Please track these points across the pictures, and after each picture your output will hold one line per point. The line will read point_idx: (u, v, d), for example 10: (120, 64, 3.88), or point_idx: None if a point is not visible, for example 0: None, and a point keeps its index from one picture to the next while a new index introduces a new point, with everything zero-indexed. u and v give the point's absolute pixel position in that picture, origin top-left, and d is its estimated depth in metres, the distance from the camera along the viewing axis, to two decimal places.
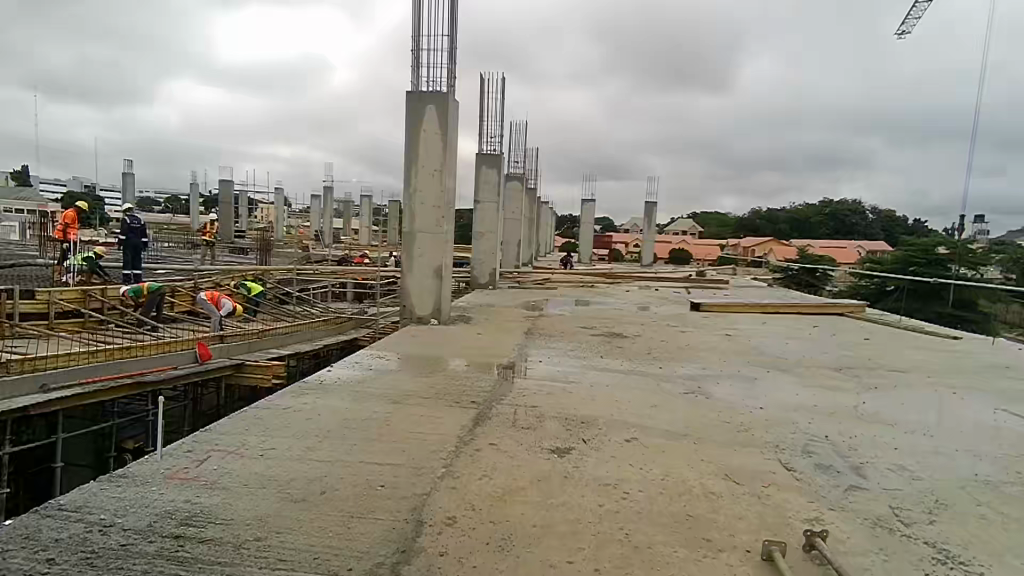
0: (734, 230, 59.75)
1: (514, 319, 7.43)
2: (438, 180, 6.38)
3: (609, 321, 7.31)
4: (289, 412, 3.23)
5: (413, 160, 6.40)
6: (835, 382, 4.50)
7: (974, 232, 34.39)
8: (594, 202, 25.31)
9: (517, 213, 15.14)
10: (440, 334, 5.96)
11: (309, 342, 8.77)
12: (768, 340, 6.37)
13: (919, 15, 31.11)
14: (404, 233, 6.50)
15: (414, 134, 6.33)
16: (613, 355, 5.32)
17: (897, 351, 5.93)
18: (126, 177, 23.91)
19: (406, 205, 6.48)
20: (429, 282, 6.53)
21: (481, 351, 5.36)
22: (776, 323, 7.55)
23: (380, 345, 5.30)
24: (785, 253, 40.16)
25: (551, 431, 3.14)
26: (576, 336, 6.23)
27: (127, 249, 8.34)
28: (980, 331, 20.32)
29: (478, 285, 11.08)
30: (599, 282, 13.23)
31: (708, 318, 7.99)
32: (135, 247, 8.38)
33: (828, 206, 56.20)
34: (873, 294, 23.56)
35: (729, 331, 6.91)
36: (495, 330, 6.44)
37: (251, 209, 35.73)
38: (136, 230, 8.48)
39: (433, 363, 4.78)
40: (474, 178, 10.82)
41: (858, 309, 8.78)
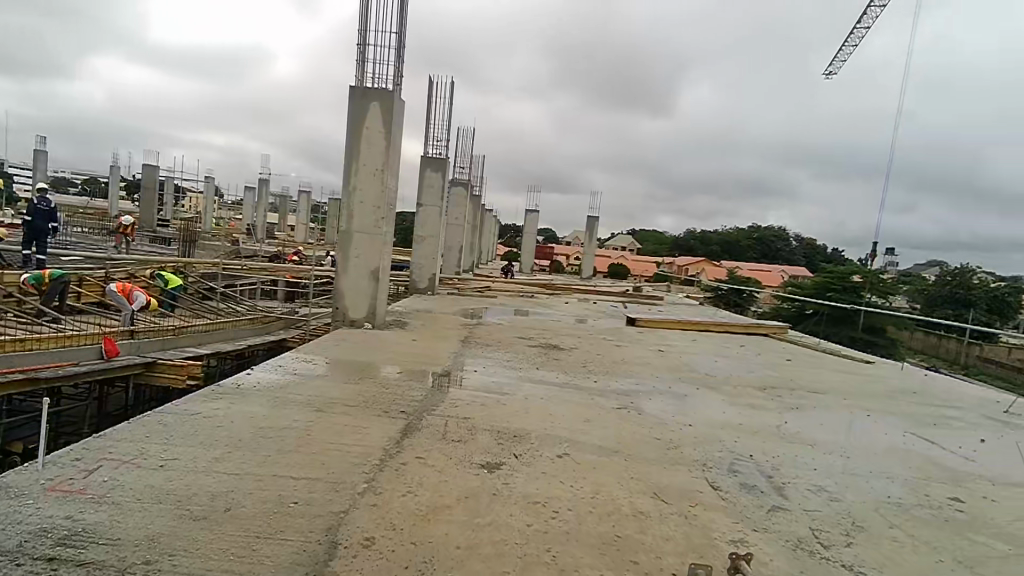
0: (670, 248, 61.83)
1: (451, 326, 7.28)
2: (379, 180, 6.18)
3: (546, 332, 7.29)
4: (199, 419, 2.98)
5: (354, 157, 6.17)
6: (761, 401, 4.64)
7: (885, 264, 37.05)
8: (537, 213, 25.50)
9: (460, 219, 15.01)
10: (372, 339, 5.75)
11: (231, 341, 8.29)
12: (699, 357, 6.52)
13: (845, 58, 33.37)
14: (341, 233, 6.25)
15: (356, 130, 6.12)
16: (549, 367, 5.28)
17: (817, 373, 6.20)
18: (37, 153, 22.07)
19: (345, 203, 6.24)
20: (364, 285, 6.30)
21: (415, 358, 5.20)
22: (707, 341, 7.77)
23: (307, 348, 5.04)
24: (716, 273, 41.89)
25: (482, 444, 3.04)
26: (513, 346, 6.16)
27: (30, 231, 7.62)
28: (887, 355, 21.82)
29: (416, 290, 10.85)
30: (539, 293, 13.27)
31: (642, 333, 8.13)
32: (40, 231, 7.65)
33: (757, 231, 59.13)
34: (795, 316, 24.88)
35: (663, 347, 7.04)
36: (430, 336, 6.29)
37: (178, 197, 33.82)
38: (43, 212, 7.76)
39: (362, 369, 4.58)
40: (417, 180, 10.62)
41: (781, 331, 9.18)
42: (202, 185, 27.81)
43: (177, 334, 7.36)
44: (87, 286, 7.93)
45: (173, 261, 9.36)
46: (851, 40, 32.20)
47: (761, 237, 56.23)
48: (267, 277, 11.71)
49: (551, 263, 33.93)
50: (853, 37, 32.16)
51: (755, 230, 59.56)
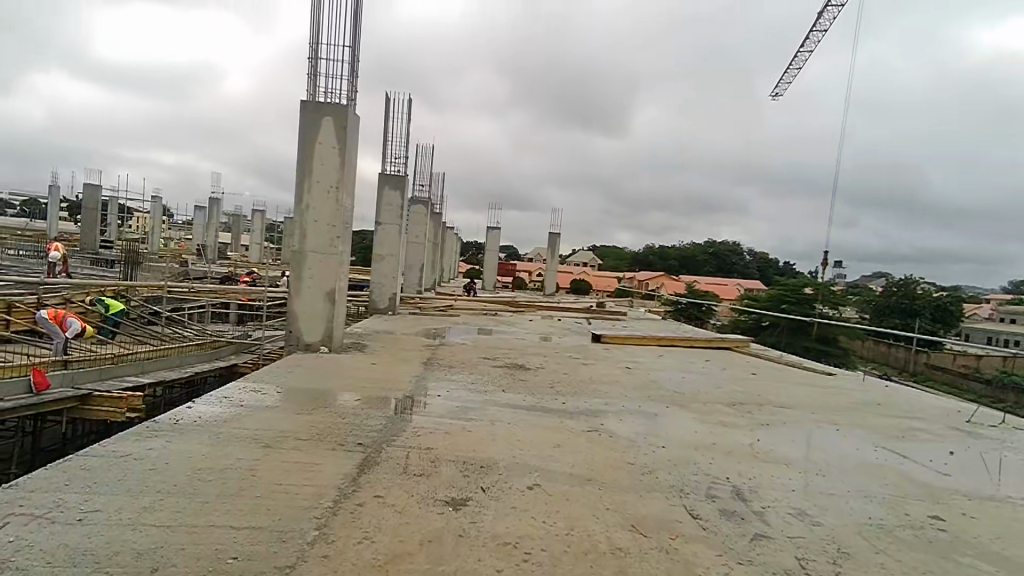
0: (629, 264, 62.74)
1: (413, 348, 7.02)
2: (334, 197, 5.95)
3: (511, 352, 7.11)
4: (128, 461, 2.67)
5: (306, 174, 5.94)
6: (731, 419, 4.56)
7: (834, 276, 38.45)
8: (498, 231, 25.44)
9: (420, 238, 14.76)
10: (328, 364, 5.45)
11: (177, 369, 7.80)
12: (666, 374, 6.45)
13: (790, 80, 34.79)
14: (294, 252, 5.97)
15: (309, 146, 5.90)
16: (516, 389, 5.09)
17: (782, 387, 6.20)
18: None
19: (297, 222, 5.98)
20: (319, 307, 6.01)
21: (374, 383, 4.93)
22: (672, 357, 7.72)
23: (258, 376, 4.72)
24: (675, 287, 42.63)
25: (446, 478, 2.82)
26: (477, 367, 5.95)
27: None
28: (841, 364, 22.44)
29: (376, 310, 10.53)
30: (502, 310, 13.10)
31: (608, 350, 8.03)
32: None
33: (713, 245, 60.62)
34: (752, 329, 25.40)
35: (629, 364, 6.94)
36: (391, 359, 6.02)
37: (124, 218, 32.44)
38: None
39: (317, 396, 4.30)
40: (375, 199, 10.37)
41: (744, 344, 9.24)
42: (150, 206, 26.73)
43: (117, 362, 6.87)
44: (16, 313, 7.36)
45: (114, 285, 8.82)
46: (795, 63, 33.62)
47: (717, 252, 57.63)
48: (218, 300, 11.19)
49: (513, 280, 33.84)
50: (797, 60, 33.59)
51: (711, 245, 61.04)
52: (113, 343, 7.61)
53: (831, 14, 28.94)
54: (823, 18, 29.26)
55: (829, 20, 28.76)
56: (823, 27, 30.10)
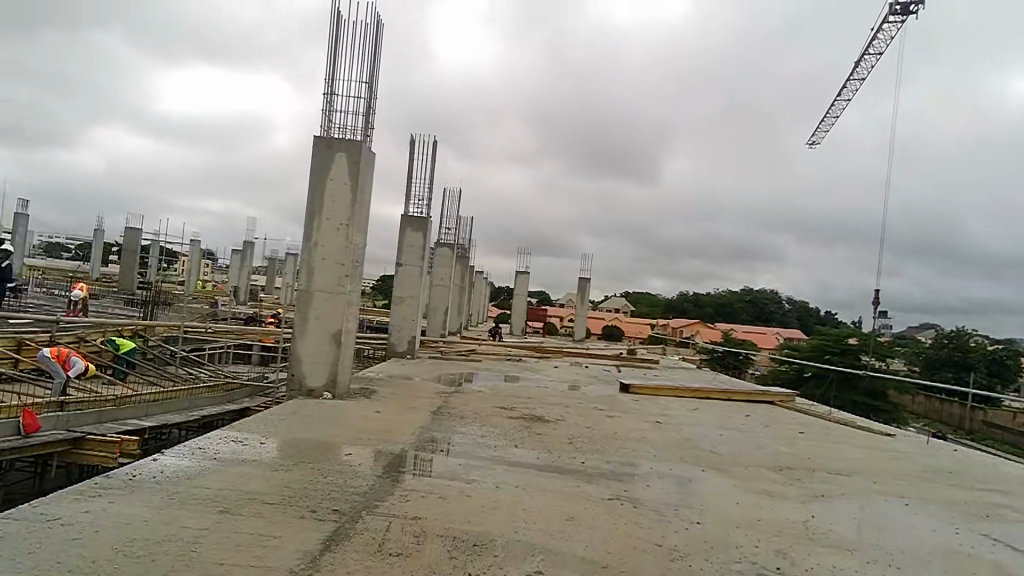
0: (663, 311, 61.53)
1: (425, 395, 6.55)
2: (344, 235, 5.66)
3: (531, 401, 6.57)
4: (53, 528, 2.27)
5: (317, 211, 5.67)
6: (778, 489, 3.91)
7: (880, 327, 36.75)
8: (528, 275, 25.13)
9: (446, 281, 14.50)
10: (328, 410, 5.01)
11: (184, 412, 7.50)
12: (701, 430, 5.81)
13: (828, 128, 34.38)
14: (300, 292, 5.65)
15: (320, 182, 5.65)
16: (531, 444, 4.56)
17: (834, 449, 5.49)
18: (16, 217, 21.76)
19: (304, 260, 5.68)
20: (325, 350, 5.63)
21: (375, 432, 4.49)
22: (708, 411, 7.06)
23: (247, 422, 4.31)
24: (711, 335, 41.33)
25: (428, 560, 2.32)
26: (491, 418, 5.44)
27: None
28: (891, 420, 20.95)
29: (395, 354, 10.14)
30: (527, 357, 12.58)
31: (637, 401, 7.41)
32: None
33: (749, 293, 59.09)
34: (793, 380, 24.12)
35: (660, 418, 6.31)
36: (399, 406, 5.57)
37: (164, 261, 33.40)
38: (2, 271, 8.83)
39: (307, 448, 3.86)
40: (398, 240, 10.13)
41: (787, 398, 8.47)
42: (188, 247, 27.43)
43: (119, 405, 6.60)
44: (26, 351, 7.25)
45: (131, 324, 8.70)
46: (832, 110, 33.23)
47: (753, 300, 56.06)
48: (238, 341, 11.00)
49: (543, 325, 33.29)
50: (834, 107, 33.22)
51: (747, 293, 59.54)
52: (120, 383, 7.38)
53: (868, 63, 28.63)
54: (860, 67, 29.00)
55: (867, 68, 28.43)
56: (860, 75, 29.80)
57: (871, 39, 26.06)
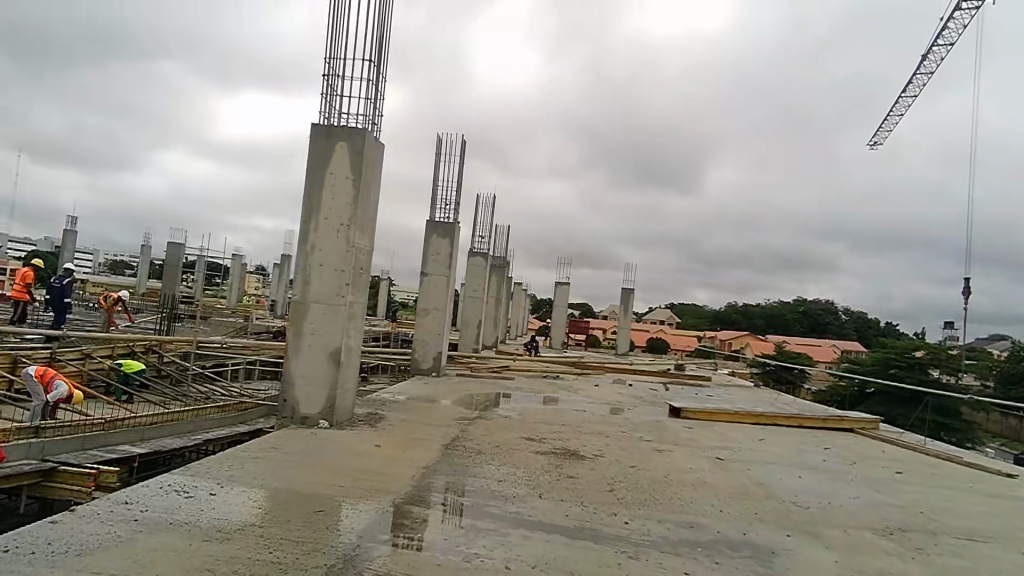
0: (710, 322, 59.27)
1: (443, 420, 5.68)
2: (344, 237, 4.83)
3: (565, 430, 5.61)
4: None
5: (313, 210, 4.85)
6: (898, 571, 2.85)
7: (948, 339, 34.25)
8: (568, 285, 24.15)
9: (479, 292, 13.69)
10: (317, 443, 4.20)
11: (186, 437, 6.88)
12: (773, 471, 4.74)
13: (891, 128, 32.30)
14: (293, 304, 4.85)
15: (317, 175, 4.82)
16: (560, 493, 3.61)
17: (950, 498, 4.34)
18: (66, 233, 22.32)
19: (299, 267, 4.87)
20: (321, 371, 4.81)
21: (367, 472, 3.64)
22: (778, 443, 5.94)
23: (209, 463, 3.53)
24: (762, 348, 39.25)
25: None
26: (515, 454, 4.52)
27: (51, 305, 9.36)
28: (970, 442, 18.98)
29: (419, 371, 9.34)
30: (565, 373, 11.61)
31: (691, 429, 6.34)
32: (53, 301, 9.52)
33: (803, 304, 56.25)
34: (856, 397, 22.27)
35: (720, 452, 5.25)
36: (408, 437, 4.73)
37: (210, 275, 33.94)
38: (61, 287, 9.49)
39: (268, 500, 3.03)
40: (423, 247, 9.35)
41: (869, 426, 7.25)
42: (230, 262, 27.70)
43: (108, 430, 6.02)
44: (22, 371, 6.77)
45: (141, 340, 8.24)
46: (895, 109, 31.21)
47: (808, 311, 53.28)
48: (259, 357, 10.48)
49: (585, 338, 32.13)
50: (898, 105, 31.18)
51: (799, 303, 56.77)
52: (118, 406, 6.82)
53: (937, 56, 26.66)
54: (927, 60, 27.08)
55: (936, 62, 26.47)
56: (927, 69, 27.85)
57: (940, 29, 24.24)
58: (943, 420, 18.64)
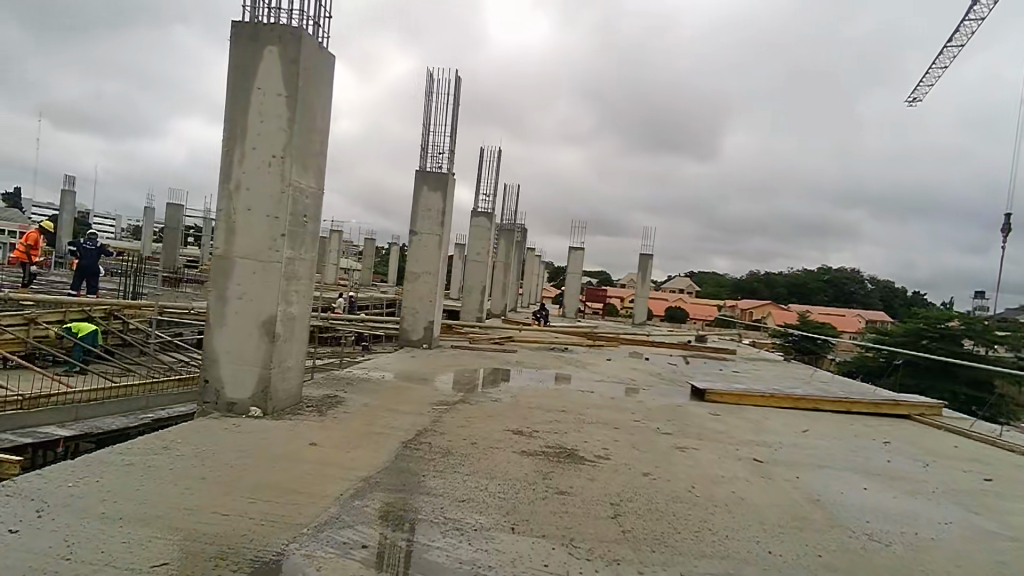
0: (729, 291, 57.73)
1: (415, 404, 4.67)
2: (277, 172, 3.74)
3: (563, 420, 4.57)
4: None
5: (238, 138, 3.77)
6: None
7: (976, 309, 32.75)
8: (583, 251, 22.96)
9: (483, 255, 12.60)
10: (228, 442, 3.21)
11: (129, 417, 5.95)
12: (829, 482, 3.65)
13: (934, 83, 30.11)
14: (217, 259, 3.80)
15: (241, 89, 3.74)
16: (541, 523, 2.57)
17: None
18: (65, 193, 21.65)
19: (222, 210, 3.80)
20: (252, 345, 3.78)
21: (272, 489, 2.65)
22: (826, 436, 4.85)
23: (47, 480, 2.53)
24: (783, 316, 37.87)
25: None
26: (493, 455, 3.50)
27: (78, 270, 8.46)
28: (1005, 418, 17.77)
29: (409, 343, 8.33)
30: (573, 345, 10.57)
31: (718, 416, 5.27)
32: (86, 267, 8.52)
33: (827, 272, 54.27)
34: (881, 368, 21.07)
35: (756, 450, 4.18)
36: (361, 430, 3.73)
37: None
38: (93, 252, 8.47)
39: (87, 544, 2.01)
40: (412, 202, 8.25)
41: (928, 411, 6.12)
42: None
43: (28, 409, 5.20)
44: None
45: (98, 305, 7.39)
46: (937, 62, 29.06)
47: (832, 279, 51.44)
48: None
49: (601, 306, 31.00)
50: (942, 56, 28.95)
51: (824, 272, 54.91)
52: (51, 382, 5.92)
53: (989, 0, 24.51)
54: (977, 5, 24.92)
55: (987, 7, 24.34)
56: (976, 15, 25.73)
57: None
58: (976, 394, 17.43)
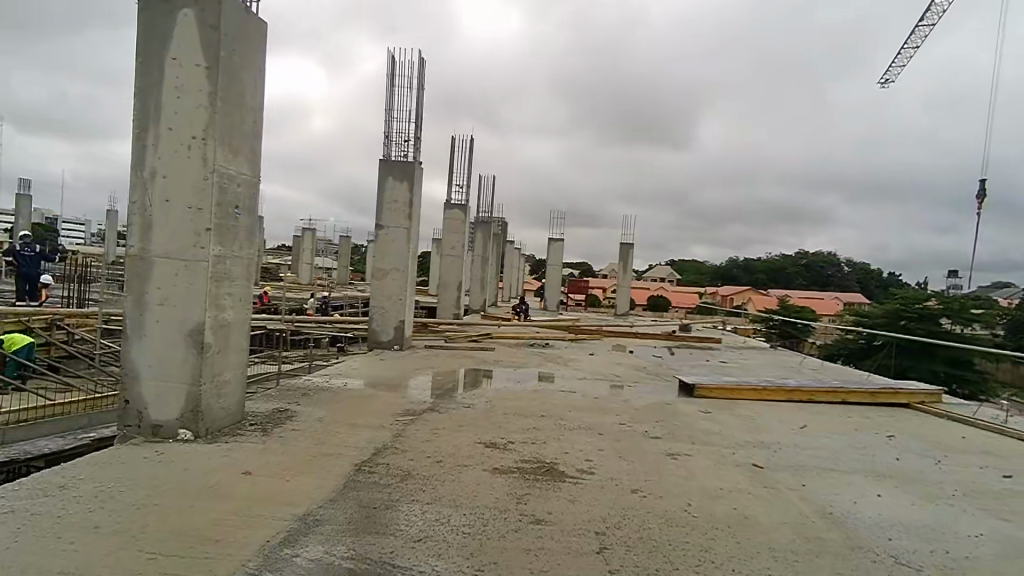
0: (710, 278, 57.88)
1: (377, 415, 4.19)
2: (199, 156, 3.24)
3: (542, 427, 4.12)
4: None
5: (153, 117, 3.25)
6: None
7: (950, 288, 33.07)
8: (562, 242, 22.54)
9: (458, 249, 12.10)
10: (143, 476, 2.72)
11: (65, 438, 5.37)
12: (839, 489, 3.26)
13: (904, 64, 30.17)
14: (133, 259, 3.28)
15: (153, 59, 3.21)
16: (512, 566, 2.13)
17: None
18: (18, 198, 20.60)
19: (136, 201, 3.28)
20: (178, 358, 3.27)
21: (181, 538, 2.16)
22: (826, 433, 4.48)
23: None
24: (764, 301, 37.93)
25: None
26: (461, 477, 3.04)
27: (18, 277, 7.75)
28: (985, 395, 17.80)
29: (379, 345, 7.82)
30: (554, 340, 10.14)
31: (710, 414, 4.88)
32: (26, 275, 7.79)
33: (805, 256, 54.63)
34: (862, 350, 21.04)
35: (755, 454, 3.79)
36: (309, 452, 3.24)
37: None
38: (32, 258, 7.71)
39: None
40: (377, 195, 7.72)
41: (927, 398, 5.80)
42: None
43: None
44: None
45: (36, 315, 6.77)
46: (908, 42, 29.11)
47: (810, 263, 51.78)
48: None
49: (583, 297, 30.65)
50: (913, 36, 29.00)
51: (802, 256, 55.29)
52: None
53: None
54: None
55: None
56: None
57: None
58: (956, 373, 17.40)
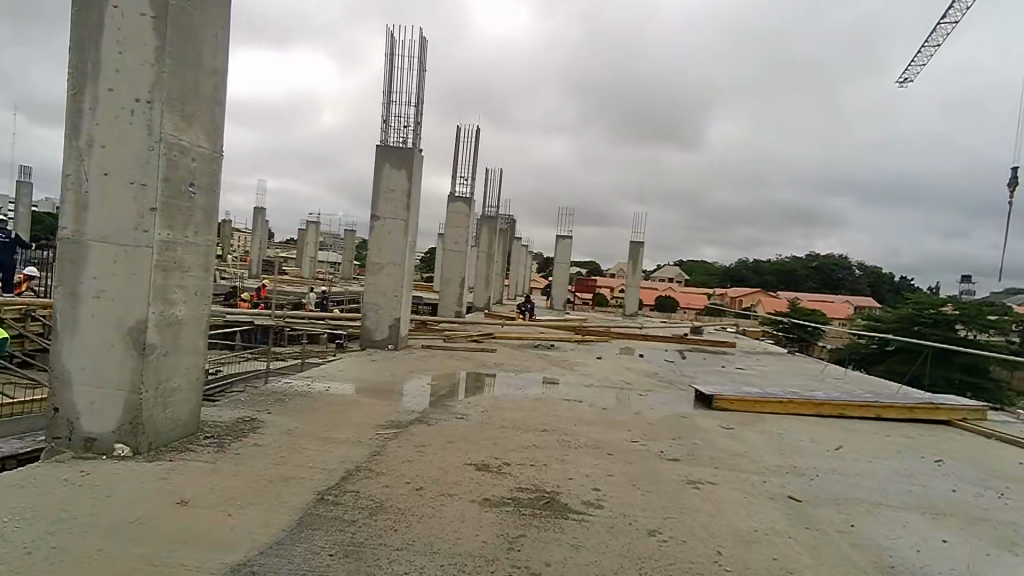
0: (719, 280, 57.10)
1: (355, 428, 3.69)
2: (143, 122, 2.73)
3: (541, 445, 3.61)
4: None
5: (90, 76, 2.74)
6: None
7: (964, 293, 32.28)
8: (570, 239, 22.01)
9: (461, 244, 11.59)
10: (52, 508, 2.23)
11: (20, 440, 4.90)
12: (894, 532, 2.73)
13: (924, 63, 29.46)
14: (65, 242, 2.79)
15: (91, 5, 2.69)
16: None
17: None
18: (19, 185, 20.28)
19: (70, 175, 2.78)
20: (115, 360, 2.78)
21: None
22: (866, 457, 3.94)
23: None
24: (773, 303, 37.24)
25: None
26: (441, 511, 2.53)
27: None
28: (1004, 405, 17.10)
29: (372, 344, 7.32)
30: (559, 341, 9.61)
31: (732, 431, 4.34)
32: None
33: (816, 259, 53.76)
34: (875, 356, 20.38)
35: (790, 484, 3.25)
36: (266, 476, 2.74)
37: None
38: (7, 246, 7.26)
39: None
40: (373, 183, 7.22)
41: (970, 416, 5.23)
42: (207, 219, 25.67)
43: None
44: None
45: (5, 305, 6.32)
46: (929, 39, 28.40)
47: (821, 265, 50.92)
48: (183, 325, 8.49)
49: (590, 296, 30.08)
50: (934, 34, 28.23)
51: (813, 259, 54.38)
52: None
53: None
54: None
55: None
56: None
57: None
58: (975, 381, 16.74)
